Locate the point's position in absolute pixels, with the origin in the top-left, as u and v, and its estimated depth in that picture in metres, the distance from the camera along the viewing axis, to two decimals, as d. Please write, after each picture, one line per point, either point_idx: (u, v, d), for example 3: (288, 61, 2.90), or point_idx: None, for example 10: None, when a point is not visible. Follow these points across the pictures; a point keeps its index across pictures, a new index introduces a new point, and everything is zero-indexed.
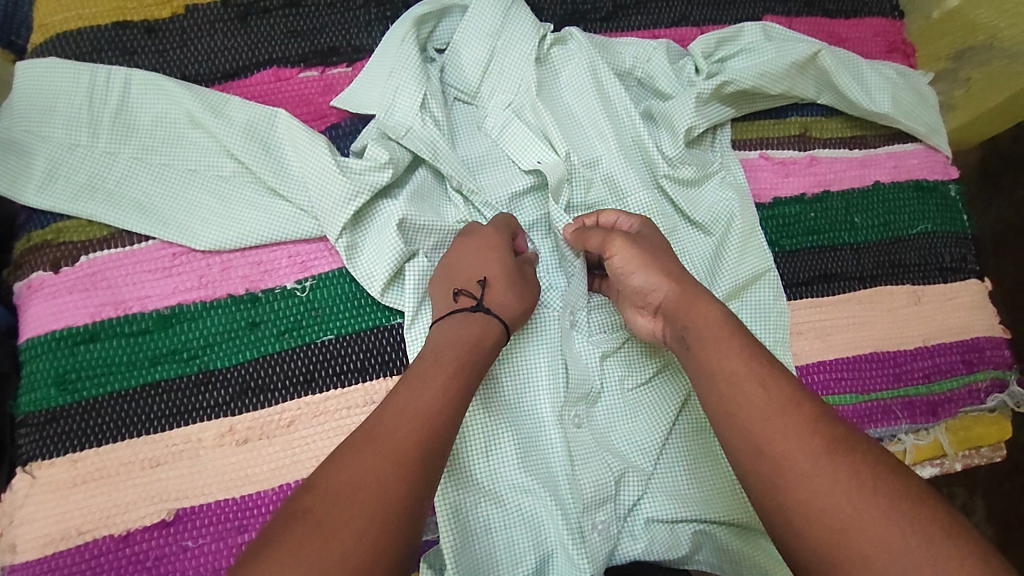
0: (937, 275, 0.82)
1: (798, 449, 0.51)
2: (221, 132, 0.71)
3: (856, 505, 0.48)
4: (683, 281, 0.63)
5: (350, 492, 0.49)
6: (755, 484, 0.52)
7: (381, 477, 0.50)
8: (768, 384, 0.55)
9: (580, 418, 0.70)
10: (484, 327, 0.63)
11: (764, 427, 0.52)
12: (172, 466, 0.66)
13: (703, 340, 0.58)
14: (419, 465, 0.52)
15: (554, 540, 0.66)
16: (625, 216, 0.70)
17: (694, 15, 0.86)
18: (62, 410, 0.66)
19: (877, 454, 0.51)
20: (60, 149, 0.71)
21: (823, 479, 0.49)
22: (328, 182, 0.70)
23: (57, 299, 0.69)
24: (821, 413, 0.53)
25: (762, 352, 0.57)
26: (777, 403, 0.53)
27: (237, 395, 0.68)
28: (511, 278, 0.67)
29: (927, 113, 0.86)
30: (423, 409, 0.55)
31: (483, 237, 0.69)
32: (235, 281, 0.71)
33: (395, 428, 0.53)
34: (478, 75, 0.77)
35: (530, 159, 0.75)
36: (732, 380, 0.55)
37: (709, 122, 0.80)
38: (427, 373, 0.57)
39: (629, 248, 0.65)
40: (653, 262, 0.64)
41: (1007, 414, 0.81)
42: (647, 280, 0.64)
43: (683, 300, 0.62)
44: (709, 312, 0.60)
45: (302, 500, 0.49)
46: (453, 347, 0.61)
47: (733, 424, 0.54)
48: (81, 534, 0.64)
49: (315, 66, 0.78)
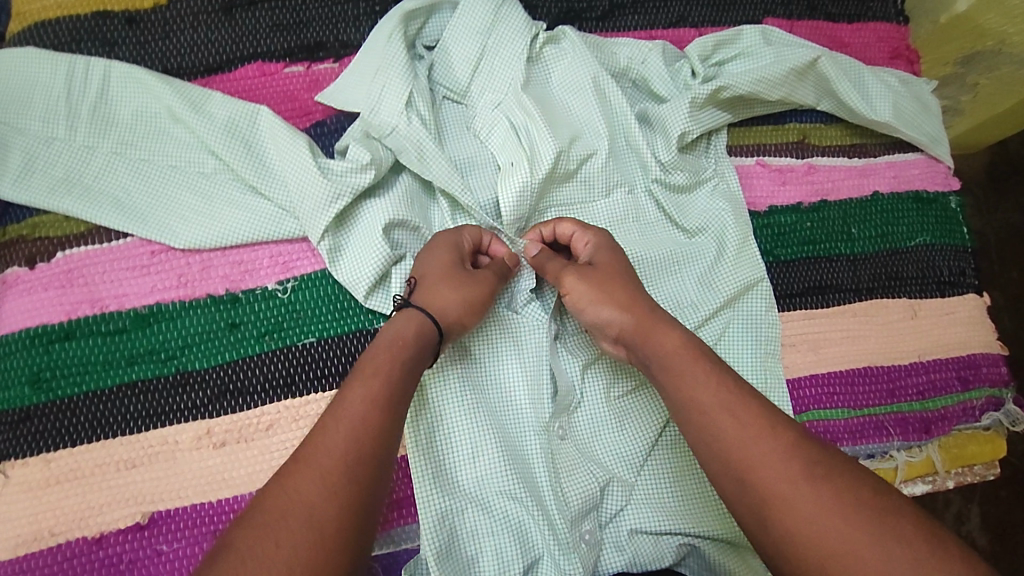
0: (935, 290, 0.80)
1: (779, 476, 0.49)
2: (203, 129, 0.70)
3: (846, 528, 0.46)
4: (643, 303, 0.62)
5: (282, 520, 0.48)
6: (744, 515, 0.51)
7: (313, 499, 0.49)
8: (740, 411, 0.53)
9: (565, 427, 0.68)
10: (412, 326, 0.60)
11: (745, 456, 0.51)
12: (147, 469, 0.65)
13: (669, 370, 0.58)
14: (353, 481, 0.50)
15: (540, 550, 0.64)
16: (583, 229, 0.68)
17: (693, 16, 0.84)
18: (36, 408, 0.65)
19: (856, 473, 0.50)
20: (37, 143, 0.69)
21: (809, 507, 0.48)
22: (309, 184, 0.68)
23: (33, 295, 0.67)
24: (797, 435, 0.52)
25: (730, 378, 0.56)
26: (752, 430, 0.52)
27: (215, 398, 0.67)
28: (449, 275, 0.64)
29: (930, 123, 0.84)
30: (354, 423, 0.53)
31: (431, 243, 0.67)
32: (215, 281, 0.69)
33: (324, 447, 0.51)
34: (468, 73, 0.75)
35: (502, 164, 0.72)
36: (703, 410, 0.55)
37: (704, 127, 0.78)
38: (360, 385, 0.55)
39: (581, 283, 0.63)
40: (609, 292, 0.62)
41: (1002, 432, 0.79)
42: (603, 311, 0.62)
43: (644, 325, 0.60)
44: (670, 338, 0.59)
45: (231, 533, 0.48)
46: (388, 359, 0.57)
47: (714, 455, 0.53)
48: (54, 535, 0.63)
49: (301, 61, 0.76)
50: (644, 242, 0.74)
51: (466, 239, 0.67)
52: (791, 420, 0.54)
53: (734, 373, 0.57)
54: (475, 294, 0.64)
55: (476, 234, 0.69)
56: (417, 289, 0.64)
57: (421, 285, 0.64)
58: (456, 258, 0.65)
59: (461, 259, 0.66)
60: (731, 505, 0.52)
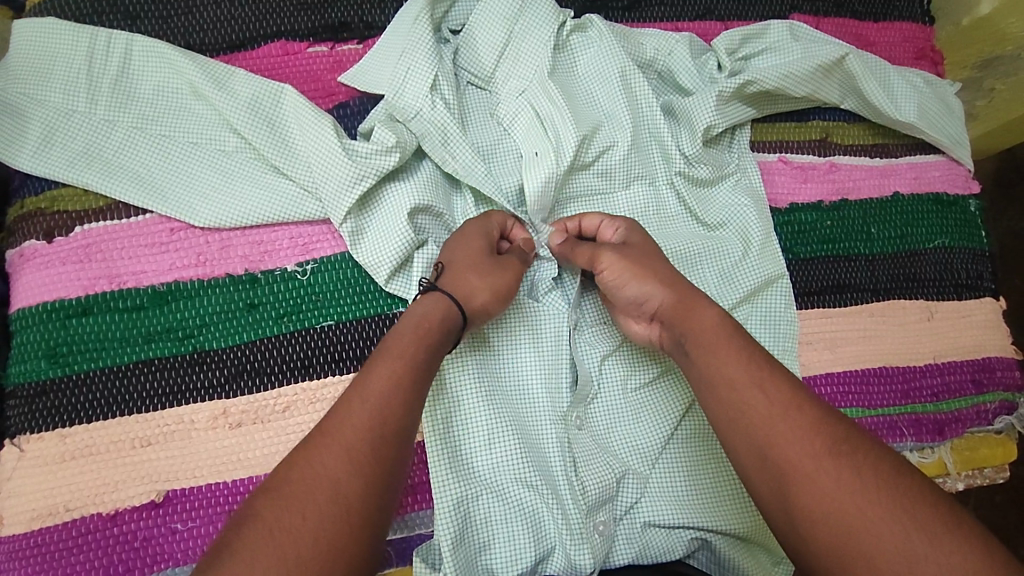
0: (952, 292, 0.80)
1: (804, 450, 0.49)
2: (225, 106, 0.69)
3: (868, 512, 0.46)
4: (681, 282, 0.62)
5: (304, 494, 0.48)
6: (764, 497, 0.51)
7: (336, 476, 0.49)
8: (767, 386, 0.53)
9: (581, 418, 0.68)
10: (439, 310, 0.60)
11: (770, 430, 0.51)
12: (163, 447, 0.64)
13: (700, 346, 0.57)
14: (375, 458, 0.50)
15: (553, 539, 0.64)
16: (609, 219, 0.69)
17: (719, 9, 0.83)
18: (52, 383, 0.65)
19: (882, 456, 0.50)
20: (57, 114, 0.68)
21: (829, 483, 0.48)
22: (333, 165, 0.68)
23: (51, 269, 0.67)
24: (821, 411, 0.52)
25: (759, 357, 0.56)
26: (778, 406, 0.52)
27: (231, 378, 0.66)
28: (476, 263, 0.64)
29: (954, 125, 0.83)
30: (377, 401, 0.53)
31: (461, 230, 0.67)
32: (234, 261, 0.69)
33: (347, 423, 0.51)
34: (493, 59, 0.74)
35: (526, 153, 0.72)
36: (730, 383, 0.54)
37: (730, 121, 0.77)
38: (385, 364, 0.55)
39: (617, 261, 0.64)
40: (645, 271, 0.62)
41: (1014, 436, 0.79)
42: (640, 290, 0.62)
43: (680, 302, 0.60)
44: (706, 316, 0.59)
45: (252, 506, 0.48)
46: (413, 340, 0.57)
47: (738, 429, 0.53)
48: (68, 511, 0.62)
49: (324, 41, 0.75)
50: (667, 236, 0.73)
51: (495, 225, 0.67)
52: (822, 402, 0.53)
53: (763, 350, 0.57)
54: (501, 283, 0.63)
55: (501, 221, 0.69)
56: (446, 275, 0.63)
57: (449, 272, 0.63)
58: (485, 247, 0.65)
59: (489, 247, 0.65)
60: (750, 478, 0.52)
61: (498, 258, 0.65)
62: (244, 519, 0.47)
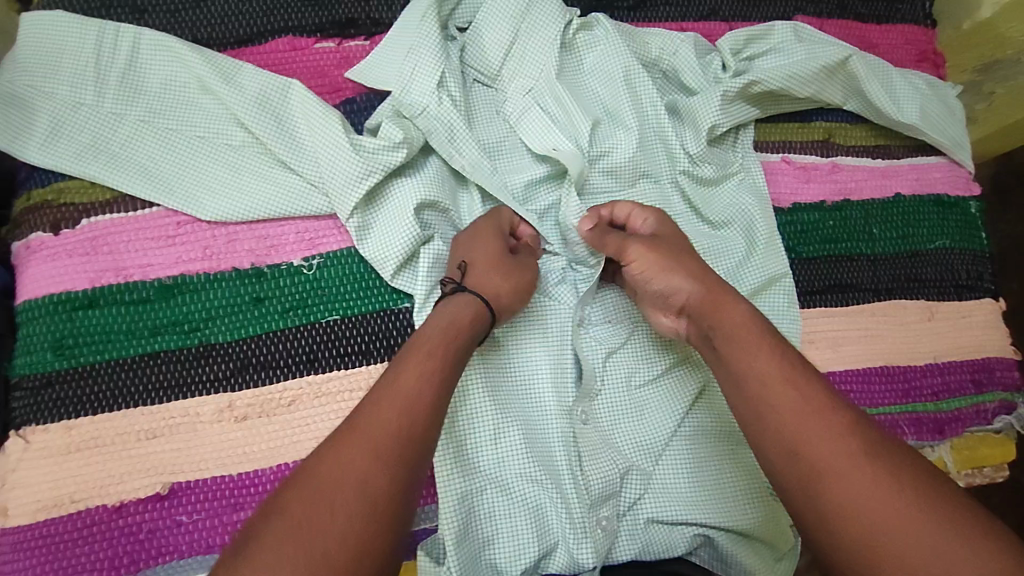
0: (952, 292, 0.81)
1: (840, 451, 0.49)
2: (233, 100, 0.69)
3: (903, 515, 0.46)
4: (710, 279, 0.62)
5: (331, 490, 0.48)
6: (791, 496, 0.50)
7: (363, 472, 0.49)
8: (801, 386, 0.53)
9: (586, 415, 0.69)
10: (469, 309, 0.61)
11: (802, 430, 0.51)
12: (168, 439, 0.64)
13: (731, 342, 0.57)
14: (402, 456, 0.50)
15: (556, 535, 0.65)
16: (641, 209, 0.68)
17: (723, 10, 0.84)
18: (57, 374, 0.65)
19: (913, 459, 0.50)
20: (65, 107, 0.69)
21: (863, 484, 0.47)
22: (341, 160, 0.68)
23: (57, 261, 0.67)
24: (856, 414, 0.52)
25: (792, 358, 0.55)
26: (813, 406, 0.52)
27: (237, 371, 0.66)
28: (496, 261, 0.65)
29: (954, 128, 0.84)
30: (404, 399, 0.53)
31: (474, 228, 0.68)
32: (240, 255, 0.69)
33: (375, 419, 0.51)
34: (501, 56, 0.75)
35: (543, 146, 0.72)
36: (762, 382, 0.54)
37: (733, 121, 0.78)
38: (412, 362, 0.55)
39: (646, 254, 0.64)
40: (676, 265, 0.63)
41: (1013, 436, 0.80)
42: (673, 280, 0.62)
43: (711, 298, 0.60)
44: (736, 313, 0.59)
45: (277, 500, 0.48)
46: (442, 340, 0.58)
47: (768, 428, 0.52)
48: (74, 502, 0.63)
49: (331, 37, 0.75)
50: None
51: (505, 222, 0.69)
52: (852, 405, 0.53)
53: (795, 352, 0.57)
54: (522, 282, 0.65)
55: (510, 219, 0.70)
56: (468, 273, 0.64)
57: (473, 270, 0.64)
58: (503, 246, 0.67)
59: (505, 244, 0.67)
60: (778, 478, 0.51)
61: (516, 257, 0.67)
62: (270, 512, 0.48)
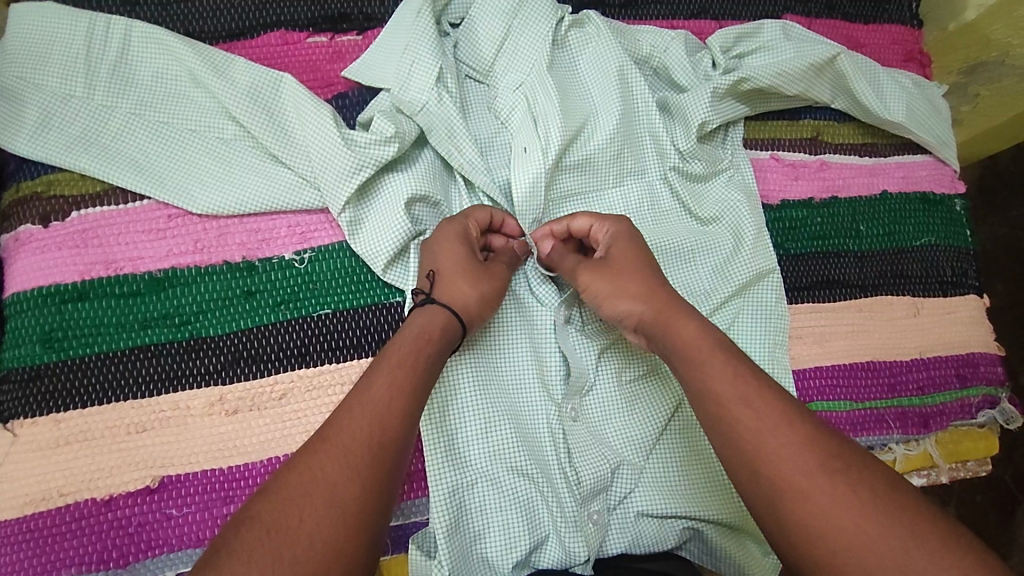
0: (937, 289, 0.82)
1: (796, 466, 0.49)
2: (224, 93, 0.69)
3: (862, 525, 0.46)
4: (661, 289, 0.62)
5: (304, 495, 0.49)
6: (758, 503, 0.50)
7: (334, 478, 0.50)
8: (758, 404, 0.52)
9: (576, 411, 0.69)
10: (438, 322, 0.61)
11: (761, 447, 0.50)
12: (158, 433, 0.64)
13: (687, 360, 0.57)
14: (373, 462, 0.51)
15: (547, 528, 0.65)
16: (600, 221, 0.68)
17: (713, 8, 0.85)
18: (45, 368, 0.64)
19: (869, 468, 0.49)
20: (54, 99, 0.68)
21: (821, 499, 0.47)
22: (332, 155, 0.68)
23: (46, 254, 0.66)
24: (812, 426, 0.51)
25: (749, 370, 0.55)
26: (769, 422, 0.51)
27: (228, 364, 0.66)
28: (461, 266, 0.64)
29: (940, 126, 0.85)
30: (378, 406, 0.54)
31: (442, 231, 0.66)
32: (231, 248, 0.69)
33: (348, 429, 0.52)
34: (492, 53, 0.75)
35: (516, 148, 0.72)
36: (721, 403, 0.53)
37: (723, 118, 0.78)
38: (385, 371, 0.56)
39: (598, 279, 0.64)
40: (626, 285, 0.63)
41: (995, 429, 0.82)
42: (621, 303, 0.62)
43: (663, 315, 0.60)
44: (689, 331, 0.58)
45: (252, 505, 0.49)
46: (413, 348, 0.58)
47: (728, 443, 0.52)
48: (62, 496, 0.62)
49: (324, 32, 0.75)
50: (661, 230, 0.74)
51: (474, 222, 0.67)
52: (809, 414, 0.52)
53: (750, 363, 0.56)
54: (492, 286, 0.64)
55: (481, 219, 0.68)
56: (437, 284, 0.63)
57: (439, 280, 0.64)
58: (468, 248, 0.65)
59: (473, 248, 0.65)
60: (746, 492, 0.51)
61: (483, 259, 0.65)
62: (242, 518, 0.48)
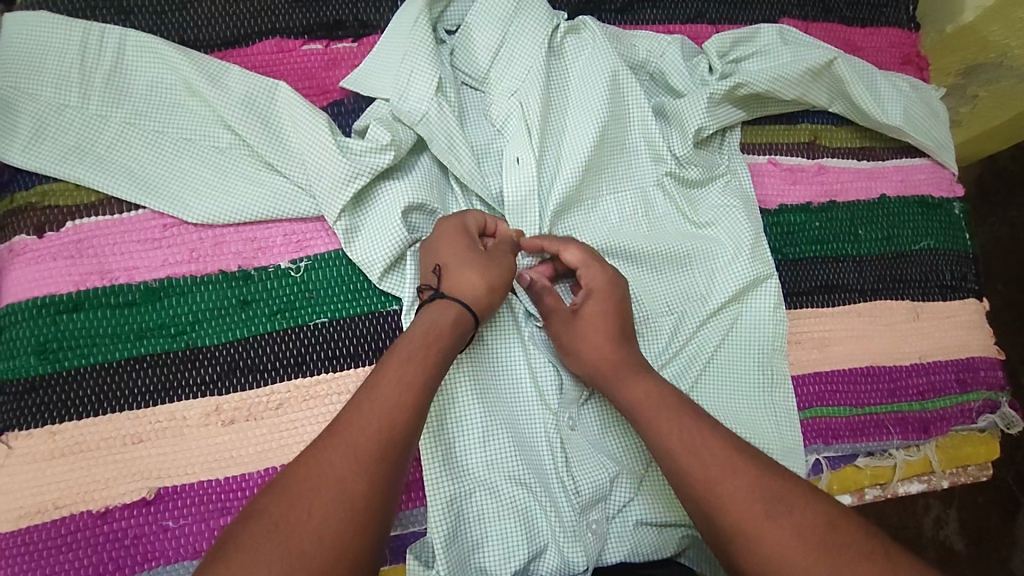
0: (937, 293, 0.82)
1: (748, 506, 0.52)
2: (219, 102, 0.69)
3: (810, 559, 0.49)
4: (619, 347, 0.64)
5: (312, 490, 0.49)
6: (710, 530, 0.53)
7: (343, 472, 0.50)
8: (709, 444, 0.55)
9: (574, 421, 0.69)
10: (449, 317, 0.60)
11: (716, 488, 0.53)
12: (155, 444, 0.64)
13: (641, 417, 0.59)
14: (382, 457, 0.51)
15: (546, 538, 0.65)
16: (587, 264, 0.66)
17: (710, 12, 0.84)
18: (41, 379, 0.64)
19: (815, 501, 0.53)
20: (48, 109, 0.68)
21: (772, 536, 0.50)
22: (327, 163, 0.68)
23: (41, 264, 0.66)
24: (760, 469, 0.54)
25: (697, 418, 0.58)
26: (719, 465, 0.54)
27: (224, 375, 0.66)
28: (467, 260, 0.63)
29: (938, 129, 0.85)
30: (388, 402, 0.54)
31: (445, 229, 0.65)
32: (227, 257, 0.68)
33: (358, 423, 0.52)
34: (488, 60, 0.74)
35: (508, 157, 0.72)
36: (672, 455, 0.56)
37: (720, 123, 0.78)
38: (395, 366, 0.56)
39: (563, 332, 0.66)
40: (584, 344, 0.64)
41: (996, 434, 0.82)
42: (575, 358, 0.65)
43: (613, 375, 0.63)
44: (641, 388, 0.61)
45: (257, 503, 0.49)
46: (421, 346, 0.58)
47: (686, 478, 0.55)
48: (57, 508, 0.62)
49: (320, 39, 0.75)
50: (658, 236, 0.74)
51: (473, 224, 0.66)
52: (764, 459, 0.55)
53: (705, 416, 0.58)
54: (499, 276, 0.63)
55: (479, 219, 0.67)
56: (443, 278, 0.62)
57: (445, 275, 0.62)
58: (471, 244, 0.64)
59: (476, 244, 0.64)
60: (699, 521, 0.54)
61: (485, 252, 0.64)
62: (249, 513, 0.49)
